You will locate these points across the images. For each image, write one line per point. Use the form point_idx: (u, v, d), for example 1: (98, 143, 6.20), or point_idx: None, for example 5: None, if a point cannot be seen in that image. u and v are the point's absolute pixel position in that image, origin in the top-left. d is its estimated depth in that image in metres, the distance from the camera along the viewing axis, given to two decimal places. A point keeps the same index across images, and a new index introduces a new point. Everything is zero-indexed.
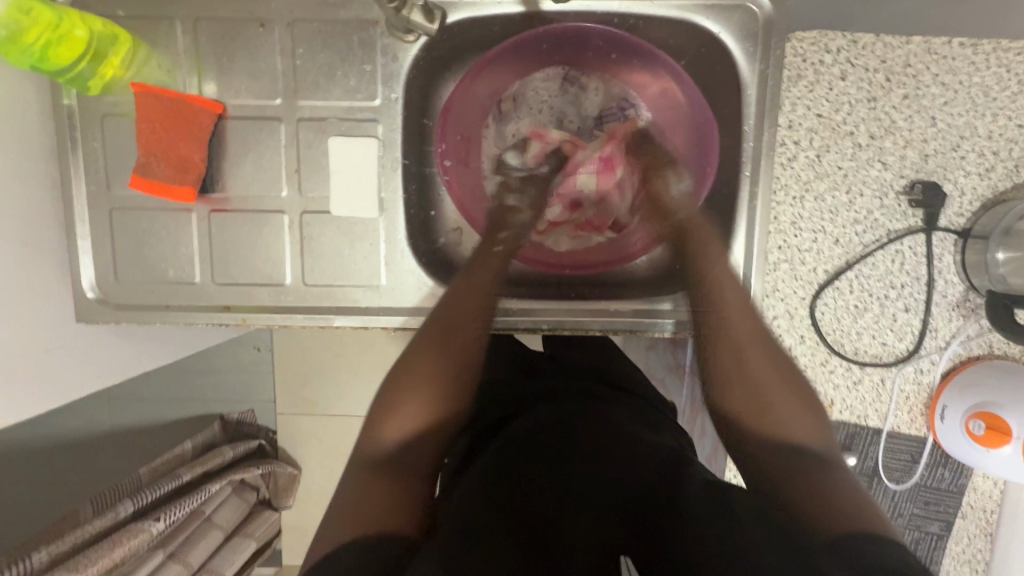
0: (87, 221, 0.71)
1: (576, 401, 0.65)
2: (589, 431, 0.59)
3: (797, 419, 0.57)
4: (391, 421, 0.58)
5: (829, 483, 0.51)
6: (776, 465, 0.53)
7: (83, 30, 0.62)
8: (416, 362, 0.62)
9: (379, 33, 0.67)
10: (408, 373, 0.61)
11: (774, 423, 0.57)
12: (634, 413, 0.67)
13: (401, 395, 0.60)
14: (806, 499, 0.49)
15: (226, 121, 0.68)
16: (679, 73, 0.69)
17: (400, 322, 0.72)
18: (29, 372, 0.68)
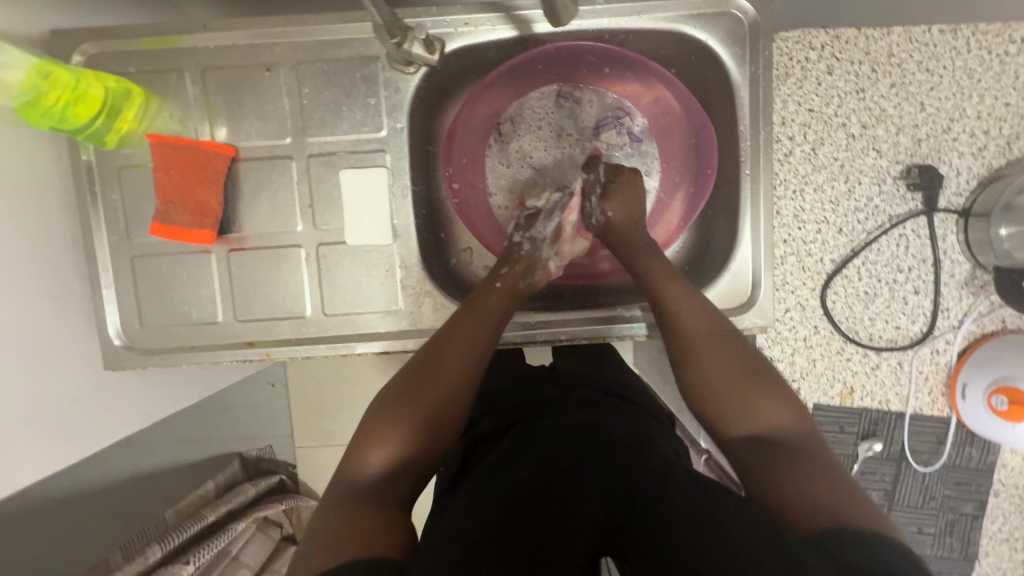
0: (109, 271, 0.72)
1: (567, 413, 0.67)
2: (586, 441, 0.61)
3: (769, 401, 0.59)
4: (367, 456, 0.57)
5: (806, 464, 0.51)
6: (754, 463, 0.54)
7: (98, 88, 0.65)
8: (393, 404, 0.60)
9: (380, 67, 0.69)
10: (384, 413, 0.60)
11: (746, 416, 0.59)
12: (629, 419, 0.69)
13: (376, 435, 0.58)
14: (784, 481, 0.50)
15: (239, 163, 0.71)
16: (673, 82, 0.72)
17: (377, 347, 0.72)
18: (60, 421, 0.69)
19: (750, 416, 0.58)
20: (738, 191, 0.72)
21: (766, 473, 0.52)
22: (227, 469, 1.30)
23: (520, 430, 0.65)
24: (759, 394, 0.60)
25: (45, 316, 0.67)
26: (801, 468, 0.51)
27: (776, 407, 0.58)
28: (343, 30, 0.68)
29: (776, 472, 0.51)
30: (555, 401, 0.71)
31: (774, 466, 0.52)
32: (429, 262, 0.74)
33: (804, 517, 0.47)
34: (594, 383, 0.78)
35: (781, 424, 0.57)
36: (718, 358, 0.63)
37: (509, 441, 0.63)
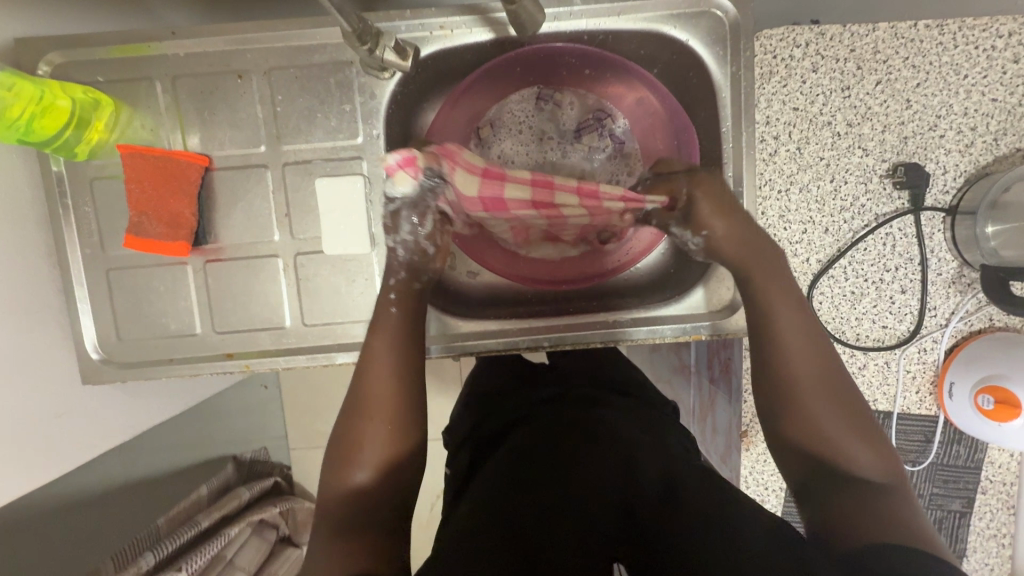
0: (86, 285, 0.71)
1: (574, 411, 0.67)
2: (593, 441, 0.61)
3: (860, 442, 0.54)
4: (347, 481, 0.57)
5: (888, 512, 0.49)
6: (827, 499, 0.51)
7: (65, 99, 0.63)
8: (351, 432, 0.58)
9: (355, 72, 0.68)
10: (347, 441, 0.58)
11: (832, 454, 0.53)
12: (631, 415, 0.69)
13: (347, 466, 0.57)
14: (868, 530, 0.48)
15: (213, 172, 0.69)
16: (653, 82, 0.71)
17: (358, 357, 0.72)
18: (38, 437, 0.68)
19: (838, 460, 0.53)
20: None
21: (849, 518, 0.49)
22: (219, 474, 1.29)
23: (520, 427, 0.67)
24: (852, 433, 0.54)
25: (21, 332, 0.66)
26: (879, 509, 0.49)
27: (866, 449, 0.53)
28: (315, 34, 0.67)
29: (862, 521, 0.48)
30: (562, 398, 0.71)
31: (864, 514, 0.49)
32: None
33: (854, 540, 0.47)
34: (588, 381, 0.77)
35: (866, 466, 0.53)
36: (818, 390, 0.55)
37: (515, 435, 0.65)
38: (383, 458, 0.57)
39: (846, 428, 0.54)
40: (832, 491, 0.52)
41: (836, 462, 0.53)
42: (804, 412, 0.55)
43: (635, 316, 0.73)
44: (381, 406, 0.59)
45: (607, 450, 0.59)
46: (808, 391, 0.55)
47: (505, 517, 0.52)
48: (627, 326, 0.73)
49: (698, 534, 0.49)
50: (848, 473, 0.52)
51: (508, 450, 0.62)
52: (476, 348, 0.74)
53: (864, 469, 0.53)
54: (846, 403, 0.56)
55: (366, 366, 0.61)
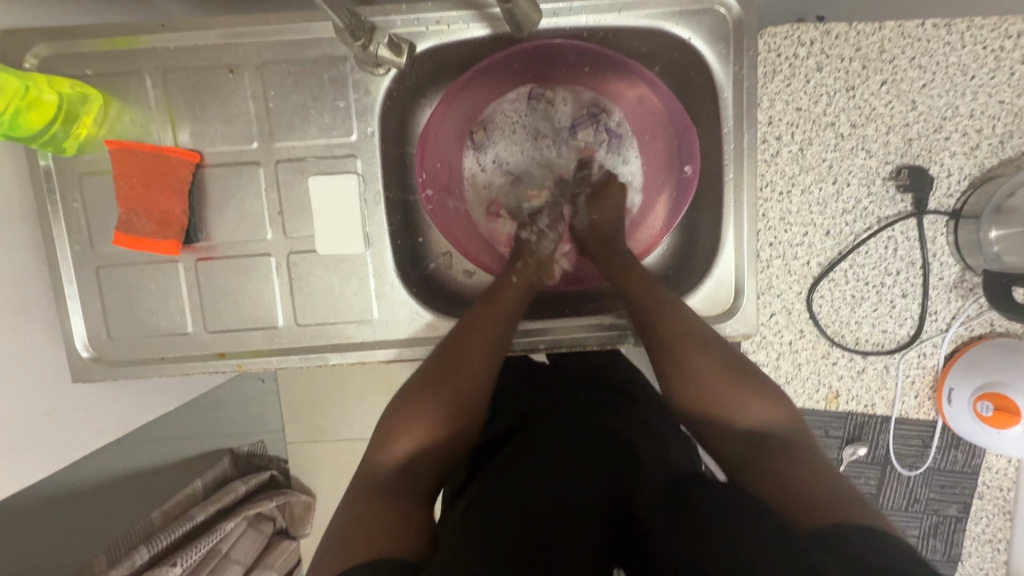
0: (75, 282, 0.70)
1: (578, 415, 0.66)
2: (594, 442, 0.60)
3: (756, 402, 0.58)
4: (388, 447, 0.58)
5: (797, 462, 0.52)
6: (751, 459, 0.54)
7: (52, 93, 0.62)
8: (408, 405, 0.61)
9: (349, 68, 0.66)
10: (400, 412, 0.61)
11: (733, 411, 0.58)
12: (637, 420, 0.67)
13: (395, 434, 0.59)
14: (776, 480, 0.50)
15: (204, 169, 0.68)
16: (654, 81, 0.69)
17: (352, 358, 0.71)
18: (26, 436, 0.67)
19: (737, 419, 0.58)
20: (722, 195, 0.70)
21: (756, 467, 0.52)
22: (214, 468, 1.29)
23: (522, 434, 0.64)
24: (747, 393, 0.59)
25: (8, 329, 0.65)
26: (797, 464, 0.51)
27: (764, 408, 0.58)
28: (308, 29, 0.65)
29: (764, 472, 0.51)
30: (565, 400, 0.70)
31: (764, 465, 0.52)
32: (406, 269, 0.72)
33: (812, 518, 0.45)
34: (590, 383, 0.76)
35: (769, 426, 0.57)
36: (695, 349, 0.63)
37: (517, 441, 0.63)
38: (429, 439, 0.59)
39: (742, 391, 0.59)
40: (742, 448, 0.55)
41: (737, 423, 0.58)
42: (693, 377, 0.61)
43: None
44: (460, 391, 0.63)
45: (608, 454, 0.58)
46: (688, 349, 0.62)
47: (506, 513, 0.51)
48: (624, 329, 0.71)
49: (700, 524, 0.47)
50: (754, 433, 0.56)
51: (510, 451, 0.61)
52: None
53: (772, 430, 0.56)
54: (747, 377, 0.61)
55: (455, 338, 0.66)
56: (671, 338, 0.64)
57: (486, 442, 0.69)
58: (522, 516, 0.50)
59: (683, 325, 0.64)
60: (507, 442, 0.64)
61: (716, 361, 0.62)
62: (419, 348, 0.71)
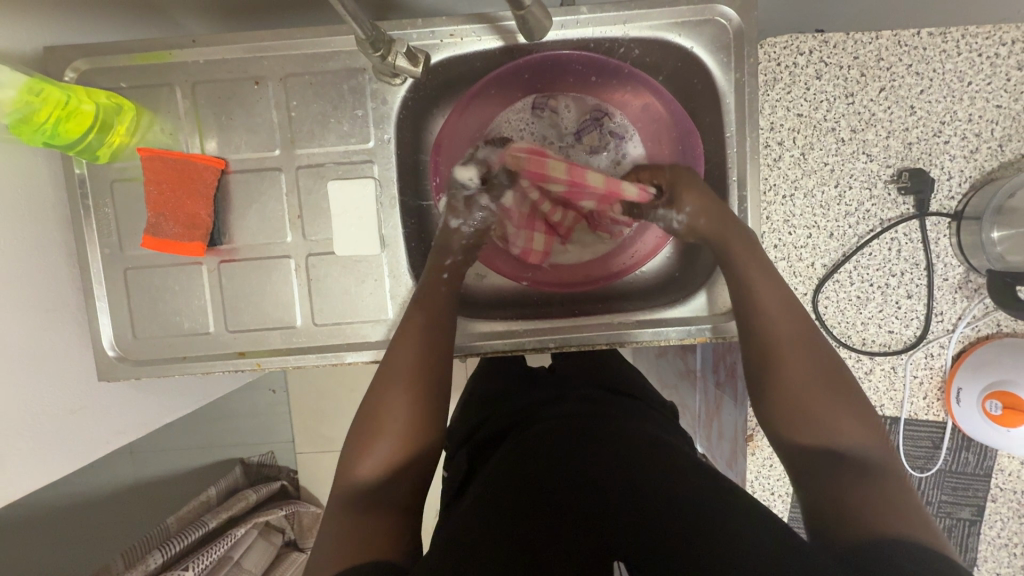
0: (103, 283, 0.73)
1: (579, 408, 0.67)
2: (588, 434, 0.61)
3: (852, 419, 0.54)
4: (358, 462, 0.58)
5: (885, 496, 0.49)
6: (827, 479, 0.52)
7: (89, 104, 0.66)
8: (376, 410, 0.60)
9: (367, 79, 0.70)
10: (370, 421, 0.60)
11: (821, 429, 0.55)
12: (637, 414, 0.68)
13: (366, 442, 0.59)
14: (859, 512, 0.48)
15: (229, 175, 0.72)
16: (658, 87, 0.72)
17: (366, 357, 0.73)
18: (52, 433, 0.69)
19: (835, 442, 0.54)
20: (726, 197, 0.72)
21: (845, 495, 0.50)
22: (227, 474, 1.30)
23: (514, 436, 0.65)
24: (842, 409, 0.55)
25: (39, 327, 0.68)
26: (875, 496, 0.49)
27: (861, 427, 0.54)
28: (330, 42, 0.69)
29: (843, 496, 0.50)
30: (565, 396, 0.72)
31: (848, 493, 0.50)
32: (419, 270, 0.75)
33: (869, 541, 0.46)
34: (599, 381, 0.76)
35: (861, 451, 0.53)
36: (795, 355, 0.58)
37: (520, 435, 0.64)
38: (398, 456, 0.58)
39: (836, 407, 0.55)
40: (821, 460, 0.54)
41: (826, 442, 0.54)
42: (783, 381, 0.57)
43: (640, 319, 0.73)
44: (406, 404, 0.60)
45: (600, 444, 0.59)
46: (789, 359, 0.58)
47: (503, 513, 0.52)
48: (633, 328, 0.73)
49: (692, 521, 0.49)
50: (838, 451, 0.53)
51: (514, 443, 0.63)
52: (482, 349, 0.74)
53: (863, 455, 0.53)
54: (843, 387, 0.57)
55: (392, 360, 0.63)
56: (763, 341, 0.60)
57: (483, 442, 0.70)
58: (511, 507, 0.52)
59: (784, 335, 0.59)
60: (508, 436, 0.66)
61: (820, 364, 0.58)
62: None
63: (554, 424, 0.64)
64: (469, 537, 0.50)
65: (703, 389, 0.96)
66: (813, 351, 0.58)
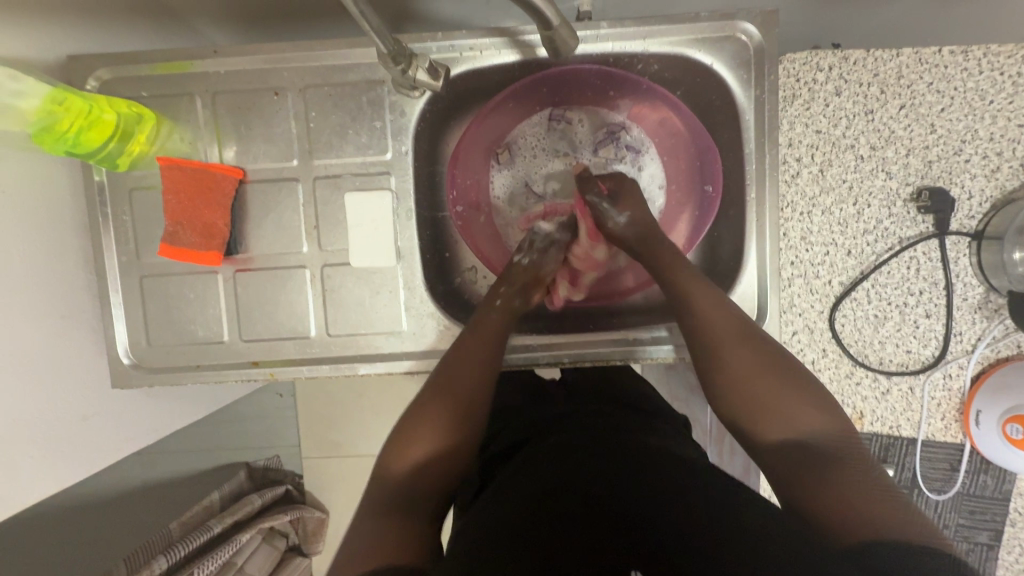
0: (120, 291, 0.74)
1: (588, 420, 0.67)
2: (600, 444, 0.60)
3: (804, 406, 0.57)
4: (407, 453, 0.59)
5: (856, 484, 0.50)
6: (795, 471, 0.53)
7: (110, 112, 0.66)
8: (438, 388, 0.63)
9: (386, 91, 0.70)
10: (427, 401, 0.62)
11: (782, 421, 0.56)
12: (645, 427, 0.67)
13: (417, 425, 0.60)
14: (820, 494, 0.49)
15: (246, 185, 0.72)
16: (678, 105, 0.71)
17: (380, 368, 0.72)
18: (68, 438, 0.70)
19: (786, 427, 0.56)
20: (744, 214, 0.71)
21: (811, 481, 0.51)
22: (233, 480, 1.30)
23: (529, 446, 0.64)
24: (795, 398, 0.57)
25: (55, 333, 0.68)
26: (847, 487, 0.49)
27: (815, 413, 0.56)
28: (349, 55, 0.69)
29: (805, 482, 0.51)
30: (574, 410, 0.71)
31: (813, 473, 0.51)
32: (433, 282, 0.75)
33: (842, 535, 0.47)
34: (612, 396, 0.75)
35: (818, 432, 0.55)
36: (743, 347, 0.61)
37: (528, 450, 0.63)
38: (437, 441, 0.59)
39: (794, 393, 0.58)
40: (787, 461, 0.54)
41: (784, 431, 0.56)
42: (745, 388, 0.59)
43: (655, 336, 0.73)
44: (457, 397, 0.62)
45: (608, 455, 0.58)
46: (725, 378, 0.60)
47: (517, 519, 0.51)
48: (647, 344, 0.72)
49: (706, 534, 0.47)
50: (804, 442, 0.54)
51: (524, 456, 0.62)
52: None
53: (820, 442, 0.54)
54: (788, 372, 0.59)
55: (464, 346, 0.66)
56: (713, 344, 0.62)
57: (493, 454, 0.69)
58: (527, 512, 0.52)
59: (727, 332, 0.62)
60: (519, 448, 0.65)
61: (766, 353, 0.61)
62: (425, 361, 0.72)
63: (572, 437, 0.62)
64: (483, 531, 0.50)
65: None
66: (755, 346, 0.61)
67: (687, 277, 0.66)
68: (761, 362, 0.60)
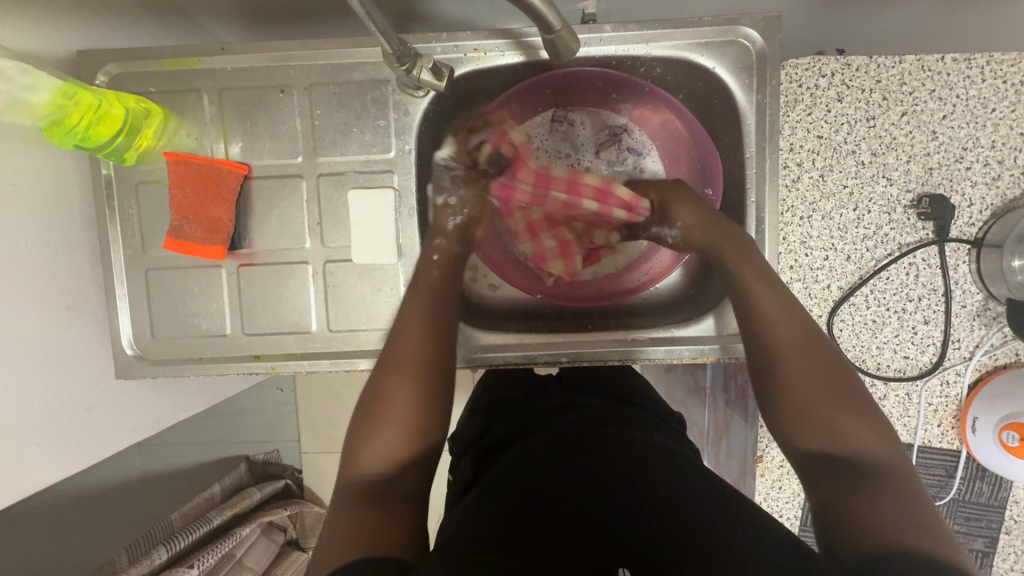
0: (125, 283, 0.75)
1: (583, 413, 0.67)
2: (593, 438, 0.61)
3: (857, 422, 0.54)
4: (369, 455, 0.57)
5: (896, 505, 0.48)
6: (833, 486, 0.51)
7: (119, 108, 0.67)
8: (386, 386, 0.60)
9: (390, 90, 0.71)
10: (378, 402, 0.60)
11: (829, 434, 0.54)
12: (637, 420, 0.68)
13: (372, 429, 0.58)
14: (857, 511, 0.49)
15: (251, 180, 0.73)
16: (680, 108, 0.72)
17: None
18: (72, 427, 0.71)
19: (833, 439, 0.54)
20: (744, 218, 0.72)
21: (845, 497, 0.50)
22: (233, 473, 1.32)
23: (524, 439, 0.64)
24: (850, 414, 0.54)
25: (60, 324, 0.69)
26: (888, 504, 0.48)
27: (867, 432, 0.54)
28: (355, 53, 0.70)
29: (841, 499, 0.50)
30: (569, 402, 0.71)
31: (848, 491, 0.50)
32: None
33: (858, 544, 0.47)
34: (609, 392, 0.76)
35: (867, 450, 0.53)
36: (802, 353, 0.58)
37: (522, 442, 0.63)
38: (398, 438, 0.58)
39: (848, 408, 0.55)
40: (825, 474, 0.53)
41: (830, 442, 0.54)
42: (798, 396, 0.56)
43: (654, 336, 0.74)
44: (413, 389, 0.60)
45: (600, 449, 0.59)
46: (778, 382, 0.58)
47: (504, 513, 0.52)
48: (644, 344, 0.73)
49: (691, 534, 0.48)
50: (850, 457, 0.53)
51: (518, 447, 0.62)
52: (493, 361, 0.75)
53: (872, 456, 0.53)
54: (848, 386, 0.56)
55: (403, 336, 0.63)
56: (771, 348, 0.59)
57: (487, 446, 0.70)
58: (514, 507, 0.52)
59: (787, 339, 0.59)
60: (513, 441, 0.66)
61: (827, 363, 0.57)
62: None
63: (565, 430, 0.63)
64: (481, 530, 0.50)
65: (713, 405, 0.97)
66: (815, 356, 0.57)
67: (754, 278, 0.63)
68: (822, 372, 0.56)
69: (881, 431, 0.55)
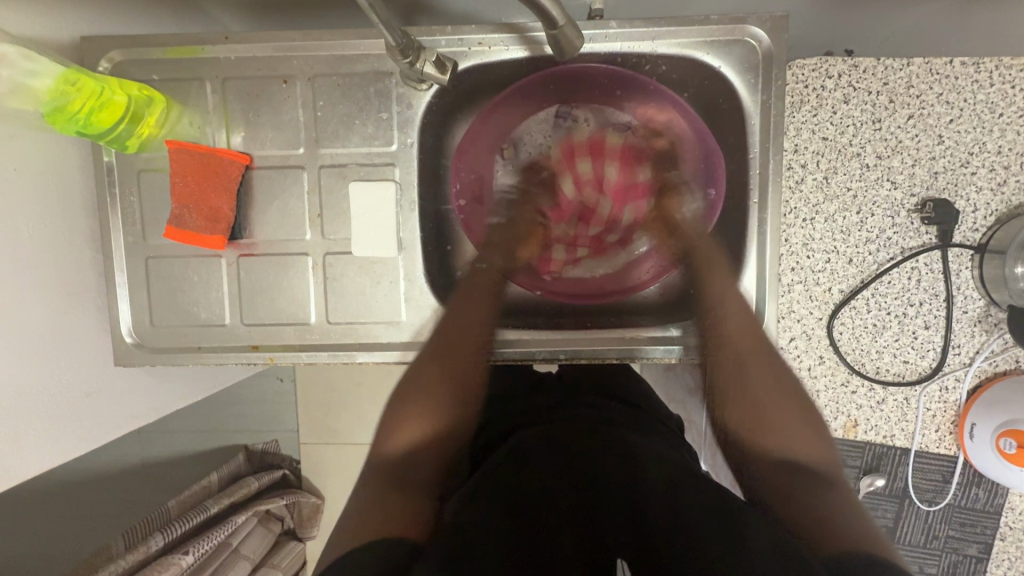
0: (125, 271, 0.75)
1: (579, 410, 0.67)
2: (590, 437, 0.61)
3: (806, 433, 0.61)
4: (401, 434, 0.60)
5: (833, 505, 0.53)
6: (774, 489, 0.56)
7: (121, 95, 0.67)
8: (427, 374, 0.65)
9: (393, 82, 0.70)
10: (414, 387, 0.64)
11: (778, 437, 0.60)
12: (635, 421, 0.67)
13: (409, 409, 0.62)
14: (796, 508, 0.53)
15: (253, 171, 0.73)
16: (685, 107, 0.69)
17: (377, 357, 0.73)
18: (71, 412, 0.71)
19: (777, 447, 0.60)
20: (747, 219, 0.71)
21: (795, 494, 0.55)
22: (231, 462, 1.32)
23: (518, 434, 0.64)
24: (802, 426, 0.61)
25: (60, 310, 0.70)
26: (820, 498, 0.53)
27: (808, 441, 0.60)
28: (358, 45, 0.70)
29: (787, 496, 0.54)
30: (564, 401, 0.71)
31: (794, 492, 0.55)
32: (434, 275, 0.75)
33: (833, 541, 0.48)
34: (608, 390, 0.76)
35: (811, 459, 0.59)
36: (758, 366, 0.66)
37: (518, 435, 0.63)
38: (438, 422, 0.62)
39: (800, 422, 0.61)
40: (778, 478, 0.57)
41: (776, 447, 0.60)
42: (755, 407, 0.64)
43: (652, 336, 0.73)
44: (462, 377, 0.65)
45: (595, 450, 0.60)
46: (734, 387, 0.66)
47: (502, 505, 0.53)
48: (643, 344, 0.72)
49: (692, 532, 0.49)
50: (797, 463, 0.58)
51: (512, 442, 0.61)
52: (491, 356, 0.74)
53: (814, 465, 0.58)
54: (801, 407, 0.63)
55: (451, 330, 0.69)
56: (725, 354, 0.68)
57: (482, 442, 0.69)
58: (510, 502, 0.53)
59: (751, 352, 0.67)
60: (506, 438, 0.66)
61: (780, 376, 0.65)
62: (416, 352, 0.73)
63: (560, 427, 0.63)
64: (480, 518, 0.51)
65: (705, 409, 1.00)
66: (774, 372, 0.65)
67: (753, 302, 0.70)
68: (777, 386, 0.65)
69: (819, 445, 0.61)
